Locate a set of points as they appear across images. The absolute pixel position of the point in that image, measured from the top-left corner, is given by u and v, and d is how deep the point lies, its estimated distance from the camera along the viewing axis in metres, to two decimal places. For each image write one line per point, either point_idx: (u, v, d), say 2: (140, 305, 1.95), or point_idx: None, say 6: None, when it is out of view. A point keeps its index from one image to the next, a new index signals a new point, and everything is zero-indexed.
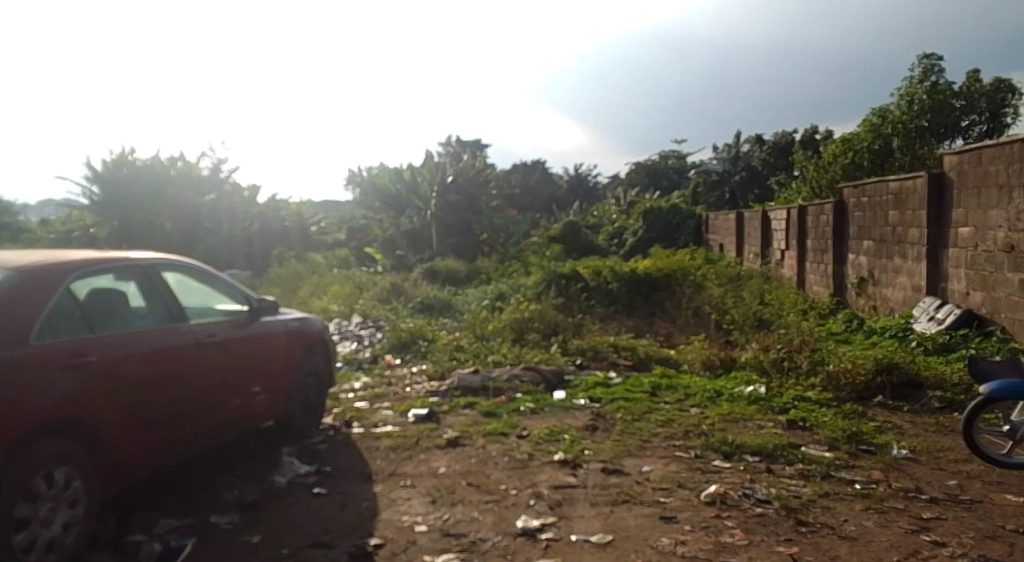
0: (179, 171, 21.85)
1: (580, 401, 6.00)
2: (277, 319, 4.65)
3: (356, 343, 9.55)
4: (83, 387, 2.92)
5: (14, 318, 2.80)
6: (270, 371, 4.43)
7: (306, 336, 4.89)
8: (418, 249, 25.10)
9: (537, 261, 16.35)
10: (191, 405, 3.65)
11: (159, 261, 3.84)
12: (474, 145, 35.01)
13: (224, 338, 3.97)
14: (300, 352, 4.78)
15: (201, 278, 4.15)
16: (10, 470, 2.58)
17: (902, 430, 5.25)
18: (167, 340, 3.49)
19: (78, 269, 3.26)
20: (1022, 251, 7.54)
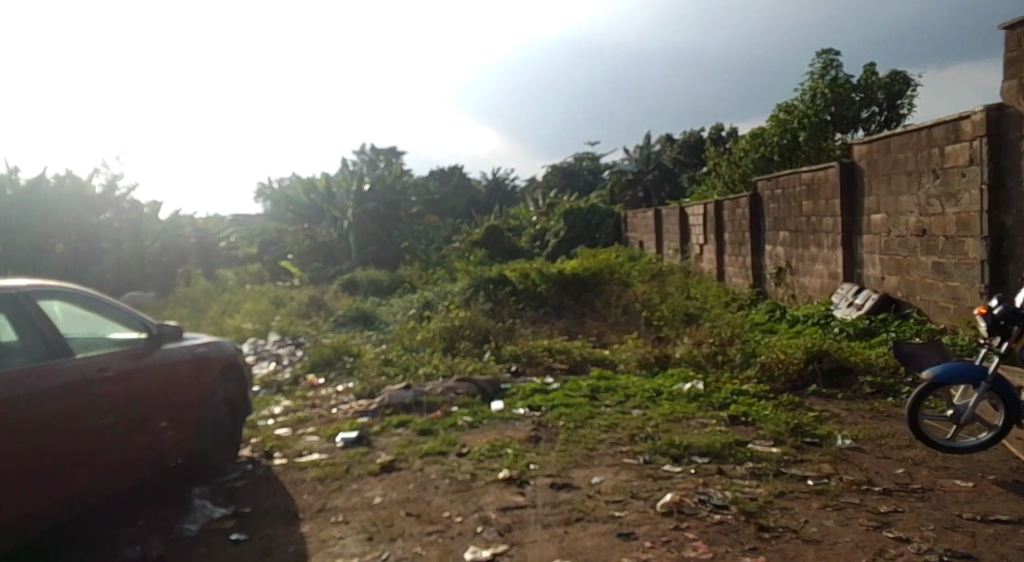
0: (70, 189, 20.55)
1: (519, 410, 5.76)
2: (182, 345, 4.24)
3: (276, 362, 9.05)
4: None
5: None
6: (176, 404, 4.02)
7: (217, 362, 4.49)
8: (336, 260, 24.39)
9: (461, 266, 16.07)
10: (82, 451, 3.22)
11: (37, 287, 3.39)
12: (388, 153, 34.44)
13: (121, 371, 3.55)
14: (210, 380, 4.39)
15: (89, 306, 3.70)
16: None
17: (840, 418, 5.22)
18: (49, 380, 3.07)
19: None
20: (934, 234, 7.70)
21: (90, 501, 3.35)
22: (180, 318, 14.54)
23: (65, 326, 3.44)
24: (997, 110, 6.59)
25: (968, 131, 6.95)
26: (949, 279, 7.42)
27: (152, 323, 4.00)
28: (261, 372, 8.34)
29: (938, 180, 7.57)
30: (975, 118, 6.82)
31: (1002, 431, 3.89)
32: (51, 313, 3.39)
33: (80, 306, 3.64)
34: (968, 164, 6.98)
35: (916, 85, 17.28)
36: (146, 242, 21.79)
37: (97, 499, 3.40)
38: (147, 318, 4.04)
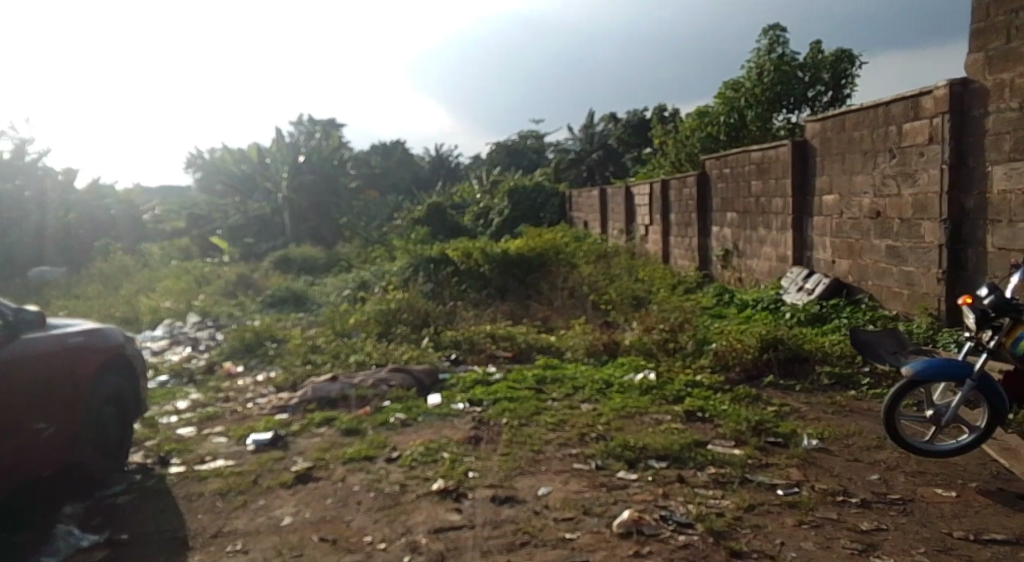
0: None
1: (458, 405, 5.25)
2: (52, 335, 3.60)
3: (191, 348, 8.34)
4: None
5: None
6: (50, 405, 3.42)
7: (98, 355, 3.89)
8: (269, 236, 23.35)
9: (400, 244, 15.41)
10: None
11: None
12: (327, 126, 33.27)
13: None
14: (88, 375, 3.77)
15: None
16: None
17: (801, 413, 4.87)
18: None
19: None
20: (889, 216, 7.44)
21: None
22: (93, 296, 13.56)
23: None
24: (961, 84, 6.31)
25: (929, 107, 6.67)
26: (904, 264, 7.17)
27: (12, 311, 3.33)
28: (174, 359, 7.64)
29: (894, 160, 7.31)
30: (937, 93, 6.54)
31: (985, 434, 3.58)
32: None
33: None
34: (928, 142, 6.71)
35: (861, 64, 17.01)
36: (59, 214, 20.49)
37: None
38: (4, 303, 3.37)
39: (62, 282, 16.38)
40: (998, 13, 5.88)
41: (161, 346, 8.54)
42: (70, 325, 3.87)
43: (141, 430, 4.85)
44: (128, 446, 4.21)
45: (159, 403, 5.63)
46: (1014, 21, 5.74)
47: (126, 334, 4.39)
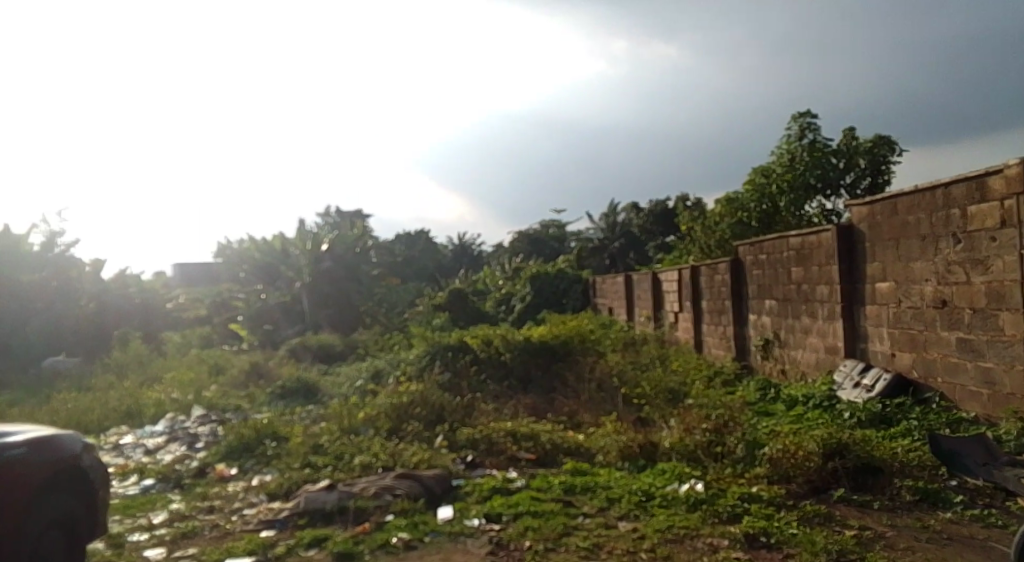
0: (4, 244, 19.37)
1: (473, 522, 4.47)
2: None
3: (185, 448, 7.67)
4: None
5: None
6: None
7: (46, 464, 3.26)
8: (288, 323, 22.93)
9: (418, 332, 14.80)
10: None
11: None
12: (351, 214, 33.32)
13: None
14: (30, 492, 3.10)
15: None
16: None
17: (888, 541, 4.01)
18: None
19: None
20: (957, 306, 6.69)
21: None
22: (100, 388, 13.04)
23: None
24: None
25: (999, 188, 6.01)
26: (981, 359, 6.36)
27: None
28: (166, 460, 6.97)
29: (960, 245, 6.60)
30: (1007, 172, 5.88)
31: None
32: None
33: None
34: (1001, 225, 6.01)
35: (899, 149, 16.36)
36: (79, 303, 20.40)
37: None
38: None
39: (74, 372, 15.98)
40: None
41: (154, 445, 7.90)
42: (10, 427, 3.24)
43: (102, 553, 4.16)
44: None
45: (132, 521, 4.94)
46: None
47: (84, 438, 3.76)
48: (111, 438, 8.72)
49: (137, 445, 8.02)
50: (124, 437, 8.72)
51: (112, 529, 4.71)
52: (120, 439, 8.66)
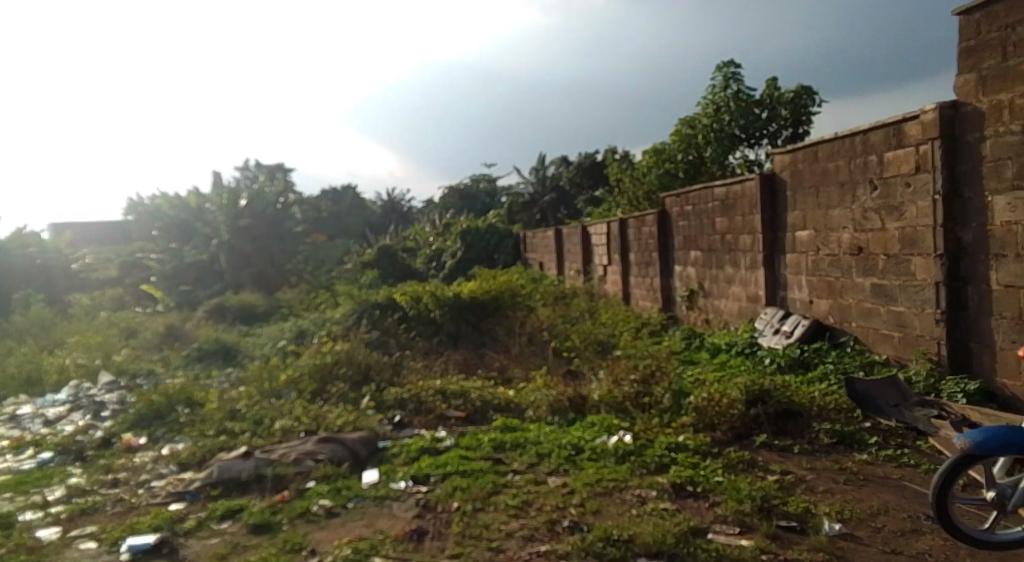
0: None
1: (399, 484, 4.36)
2: None
3: (92, 417, 7.28)
4: None
5: None
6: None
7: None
8: (207, 283, 21.97)
9: (343, 289, 14.47)
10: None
11: None
12: (273, 170, 32.18)
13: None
14: None
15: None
16: None
17: (809, 484, 4.08)
18: None
19: None
20: (872, 252, 6.85)
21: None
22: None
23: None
24: (952, 107, 5.76)
25: (915, 132, 6.11)
26: (893, 303, 6.55)
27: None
28: (68, 430, 6.59)
29: (876, 191, 6.74)
30: (924, 117, 5.99)
31: None
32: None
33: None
34: (916, 171, 6.14)
35: (819, 99, 16.67)
36: None
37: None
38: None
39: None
40: (991, 28, 5.40)
41: (57, 415, 7.47)
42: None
43: None
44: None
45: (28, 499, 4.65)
46: (1010, 35, 5.26)
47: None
48: (10, 410, 8.22)
49: (37, 416, 7.57)
50: (24, 408, 8.23)
51: (3, 509, 4.42)
52: (20, 409, 8.18)
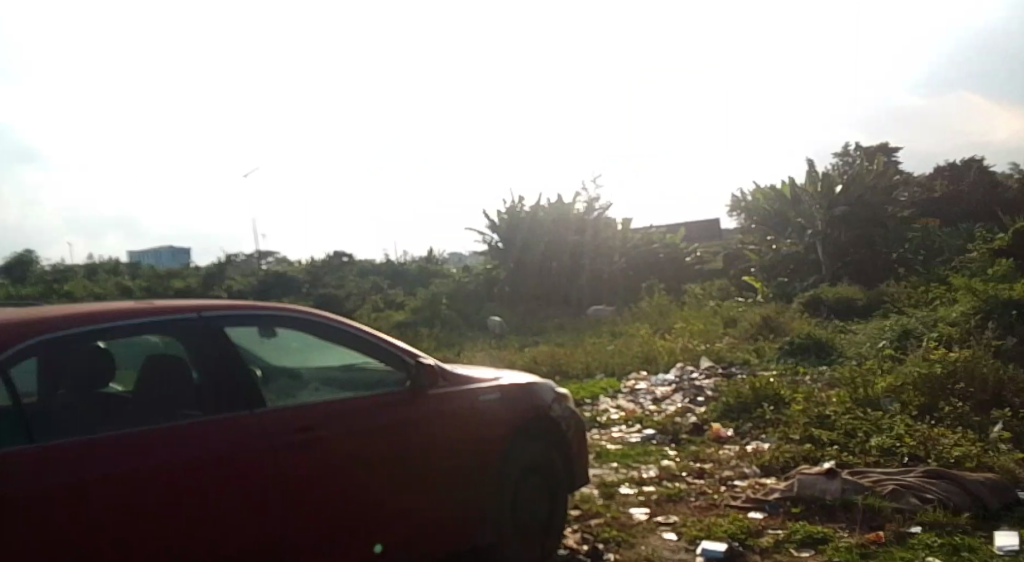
0: (562, 211, 28.44)
1: None
2: (495, 392, 5.59)
3: (707, 440, 8.57)
4: (305, 446, 4.28)
5: (242, 392, 4.20)
6: (469, 445, 5.27)
7: (514, 404, 5.69)
8: (804, 275, 22.37)
9: (964, 282, 12.20)
10: (379, 476, 4.68)
11: (322, 323, 4.85)
12: (875, 152, 29.80)
13: (392, 411, 4.82)
14: (513, 427, 5.63)
15: (328, 334, 4.85)
16: (228, 477, 3.87)
17: None
18: (378, 409, 4.77)
19: (298, 327, 4.72)
20: None
21: (397, 531, 4.81)
22: (626, 354, 14.50)
23: (280, 360, 4.59)
24: None
25: None
26: None
27: (413, 363, 5.15)
28: (677, 456, 8.02)
29: None
30: None
31: None
32: (261, 350, 4.50)
33: (326, 339, 4.84)
34: None
35: None
36: (620, 262, 28.32)
37: (404, 529, 4.86)
38: (410, 354, 5.23)
39: (606, 333, 18.31)
40: None
41: (674, 432, 8.91)
42: (487, 377, 5.72)
43: None
44: (558, 490, 5.98)
45: (657, 527, 6.15)
46: None
47: (554, 387, 6.22)
48: (646, 415, 10.05)
49: (661, 428, 9.07)
50: None
51: None
52: None
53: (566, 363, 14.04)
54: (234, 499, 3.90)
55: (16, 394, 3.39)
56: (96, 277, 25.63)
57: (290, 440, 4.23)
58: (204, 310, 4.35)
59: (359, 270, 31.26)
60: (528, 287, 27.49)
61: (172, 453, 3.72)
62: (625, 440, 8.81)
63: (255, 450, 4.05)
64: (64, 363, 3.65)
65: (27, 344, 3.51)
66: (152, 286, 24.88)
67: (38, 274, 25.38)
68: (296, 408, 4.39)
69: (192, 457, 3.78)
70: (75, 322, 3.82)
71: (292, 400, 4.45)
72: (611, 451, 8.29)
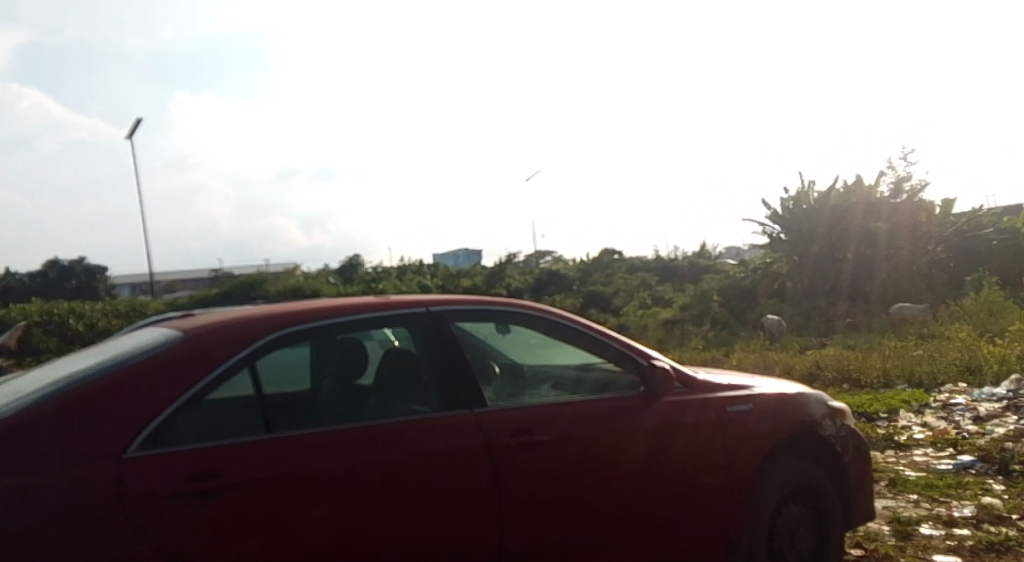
0: (860, 196, 25.55)
1: None
2: (751, 403, 4.78)
3: None
4: (522, 451, 3.92)
5: (459, 389, 3.94)
6: (716, 464, 4.56)
7: (773, 420, 4.81)
8: None
9: None
10: (613, 487, 4.20)
11: (548, 318, 4.43)
12: None
13: (623, 418, 4.30)
14: (771, 445, 4.78)
15: (562, 334, 4.43)
16: (436, 481, 3.64)
17: None
18: (608, 416, 4.26)
19: (525, 319, 4.36)
20: None
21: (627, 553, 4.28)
22: (935, 362, 12.27)
23: (520, 357, 4.41)
24: None
25: None
26: None
27: (646, 366, 4.54)
28: (1005, 494, 6.37)
29: None
30: None
31: None
32: (497, 345, 4.29)
33: (560, 338, 4.43)
34: None
35: None
36: (932, 250, 24.68)
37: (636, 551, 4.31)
38: (644, 354, 4.62)
39: (908, 336, 15.92)
40: None
41: (1000, 460, 7.14)
42: (740, 385, 4.93)
43: None
44: (832, 520, 4.99)
45: None
46: None
47: (828, 400, 5.21)
48: (961, 437, 8.25)
49: (982, 455, 7.33)
50: None
51: None
52: None
53: (850, 368, 12.34)
54: (449, 500, 3.66)
55: (257, 385, 3.50)
56: (401, 275, 28.77)
57: (509, 444, 3.89)
58: (432, 304, 4.12)
59: (631, 267, 31.09)
60: (816, 283, 25.06)
61: (387, 450, 3.58)
62: (932, 468, 7.26)
63: (472, 453, 3.77)
64: (318, 355, 3.84)
65: (269, 338, 3.61)
66: (442, 285, 27.24)
67: (359, 273, 29.19)
68: (519, 409, 4.04)
69: (402, 455, 3.59)
70: (317, 312, 3.85)
71: (516, 401, 4.11)
72: (911, 478, 6.89)
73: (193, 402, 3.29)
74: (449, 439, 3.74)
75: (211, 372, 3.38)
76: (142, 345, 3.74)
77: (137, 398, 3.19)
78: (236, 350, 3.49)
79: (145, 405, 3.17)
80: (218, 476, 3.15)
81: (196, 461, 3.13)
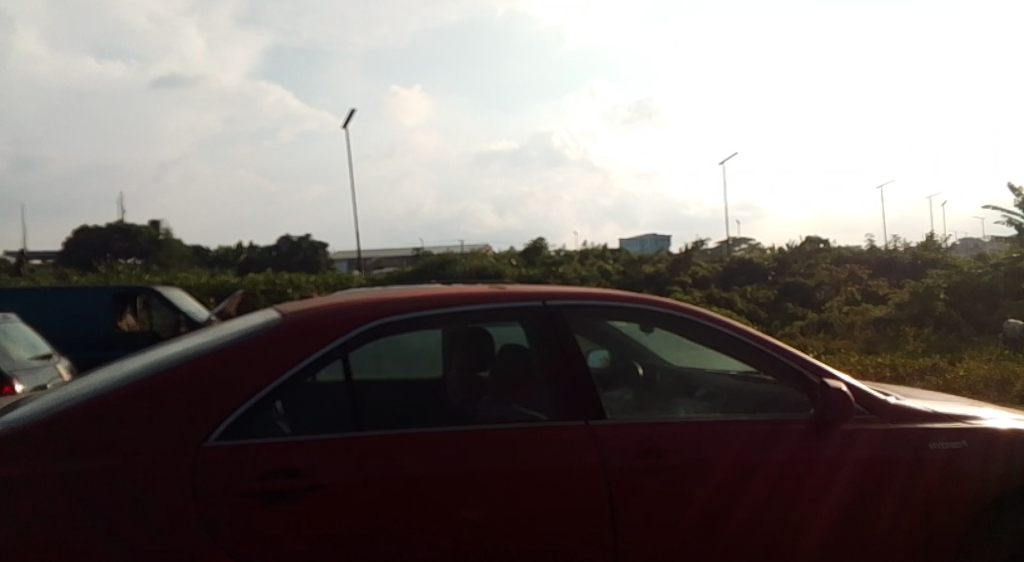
0: None
1: None
2: (966, 437, 3.55)
3: None
4: (656, 476, 3.07)
5: (572, 394, 3.16)
6: (907, 511, 3.41)
7: (998, 460, 3.56)
8: None
9: None
10: (788, 529, 3.25)
11: (692, 320, 3.44)
12: None
13: (787, 444, 3.29)
14: (994, 492, 3.54)
15: (723, 345, 3.44)
16: (556, 502, 2.95)
17: None
18: (774, 441, 3.28)
19: (666, 321, 3.42)
20: None
21: None
22: None
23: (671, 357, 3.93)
24: None
25: None
26: None
27: (819, 385, 3.44)
28: None
29: None
30: None
31: None
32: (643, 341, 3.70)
33: (710, 346, 3.46)
34: None
35: None
36: None
37: None
38: (816, 369, 3.53)
39: None
40: None
41: None
42: (957, 415, 3.69)
43: None
44: None
45: None
46: None
47: None
48: None
49: None
50: None
51: None
52: None
53: None
54: (572, 527, 2.96)
55: (348, 372, 3.05)
56: (585, 259, 28.14)
57: (629, 466, 3.05)
58: (549, 296, 3.34)
59: (839, 259, 28.24)
60: None
61: (496, 461, 2.92)
62: None
63: (596, 474, 3.00)
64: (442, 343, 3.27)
65: (367, 326, 3.06)
66: (626, 270, 26.31)
67: (543, 256, 28.95)
68: (653, 424, 3.18)
69: (516, 470, 2.92)
70: (412, 299, 3.22)
71: (642, 415, 3.27)
72: None
73: (289, 389, 2.90)
74: (556, 454, 2.99)
75: (306, 358, 2.94)
76: (256, 323, 3.40)
77: (216, 386, 2.84)
78: (335, 335, 3.01)
79: (222, 394, 2.81)
80: (301, 473, 2.72)
81: (274, 456, 2.72)
